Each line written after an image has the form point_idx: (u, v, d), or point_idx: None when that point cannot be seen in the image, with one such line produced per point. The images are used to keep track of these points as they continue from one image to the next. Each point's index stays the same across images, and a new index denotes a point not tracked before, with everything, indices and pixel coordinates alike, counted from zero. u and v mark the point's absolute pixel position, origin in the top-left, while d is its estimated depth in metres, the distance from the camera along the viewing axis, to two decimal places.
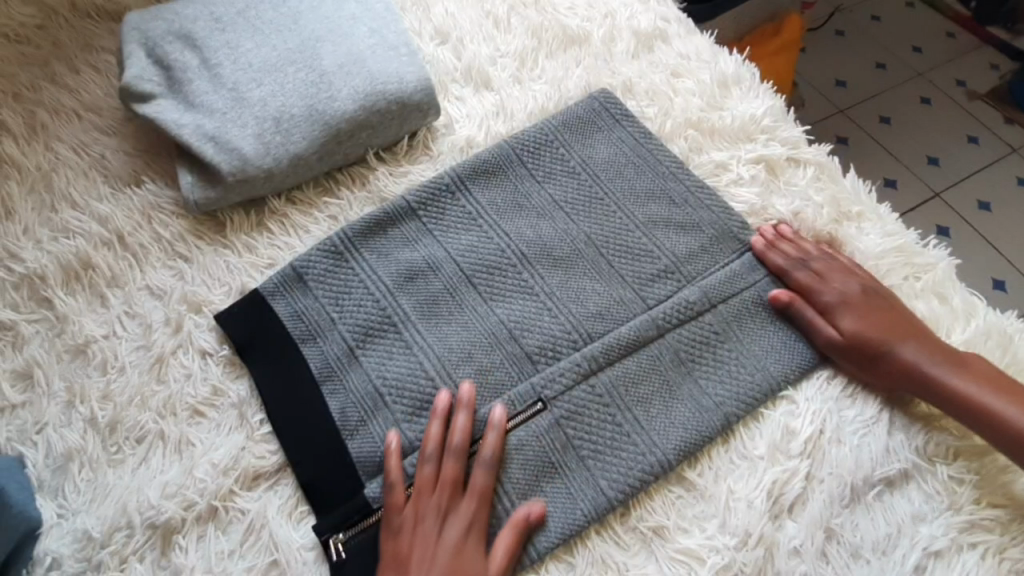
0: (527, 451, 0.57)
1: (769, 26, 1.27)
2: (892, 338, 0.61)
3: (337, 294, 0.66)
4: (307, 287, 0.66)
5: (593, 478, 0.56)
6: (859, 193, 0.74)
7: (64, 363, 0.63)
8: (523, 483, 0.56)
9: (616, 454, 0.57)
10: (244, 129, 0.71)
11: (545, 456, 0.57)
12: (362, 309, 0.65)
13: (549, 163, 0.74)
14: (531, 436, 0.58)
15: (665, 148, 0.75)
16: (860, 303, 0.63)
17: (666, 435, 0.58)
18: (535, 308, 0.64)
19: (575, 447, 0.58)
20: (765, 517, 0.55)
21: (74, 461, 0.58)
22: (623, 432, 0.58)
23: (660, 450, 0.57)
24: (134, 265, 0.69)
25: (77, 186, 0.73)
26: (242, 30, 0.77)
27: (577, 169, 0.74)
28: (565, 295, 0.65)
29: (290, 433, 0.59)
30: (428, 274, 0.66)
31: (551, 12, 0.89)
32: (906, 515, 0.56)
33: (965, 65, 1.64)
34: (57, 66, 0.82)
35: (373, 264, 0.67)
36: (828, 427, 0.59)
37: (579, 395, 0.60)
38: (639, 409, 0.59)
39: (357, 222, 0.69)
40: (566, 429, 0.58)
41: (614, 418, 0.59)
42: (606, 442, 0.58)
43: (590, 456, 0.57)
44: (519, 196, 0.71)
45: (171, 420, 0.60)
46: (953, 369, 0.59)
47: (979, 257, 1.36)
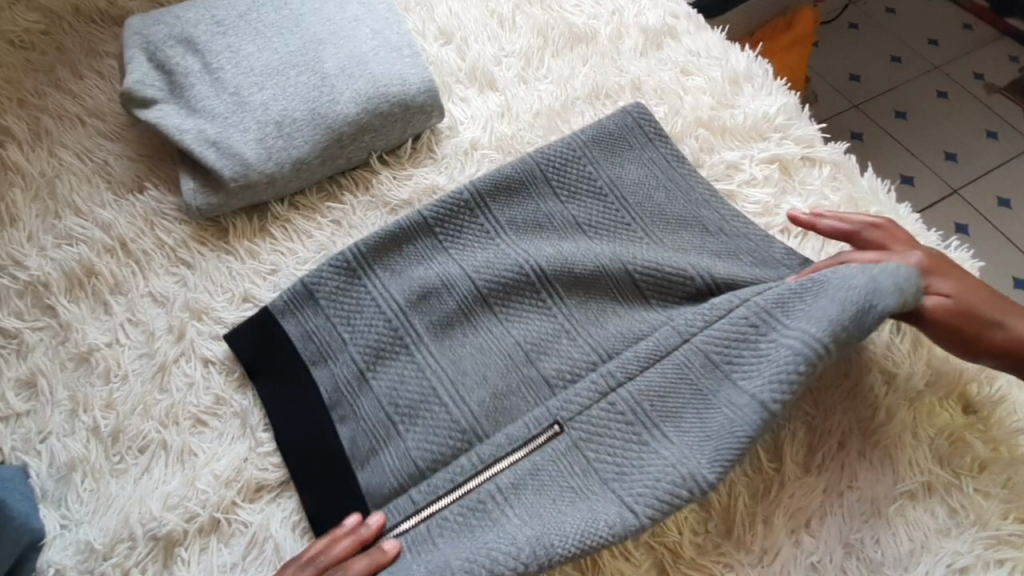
0: (543, 475, 0.55)
1: (780, 21, 1.24)
2: (988, 308, 0.59)
3: (350, 314, 0.64)
4: (318, 305, 0.64)
5: (617, 498, 0.53)
6: (876, 193, 0.72)
7: (67, 372, 0.63)
8: (538, 507, 0.53)
9: (640, 471, 0.53)
10: (245, 133, 0.70)
11: (565, 480, 0.54)
12: (374, 329, 0.63)
13: (575, 182, 0.71)
14: (547, 460, 0.55)
15: (698, 173, 0.72)
16: (951, 270, 0.60)
17: (695, 449, 0.54)
18: (552, 332, 0.62)
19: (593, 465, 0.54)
20: (780, 531, 0.53)
21: (77, 470, 0.58)
22: (649, 449, 0.55)
23: (689, 466, 0.53)
24: (136, 271, 0.68)
25: (81, 193, 0.73)
26: (243, 33, 0.76)
27: (604, 189, 0.70)
28: (584, 319, 0.63)
29: (297, 448, 0.58)
30: (443, 294, 0.64)
31: (557, 10, 0.87)
32: (930, 529, 0.53)
33: (985, 58, 1.59)
34: (61, 71, 0.82)
35: (386, 282, 0.65)
36: (846, 439, 0.57)
37: (599, 414, 0.56)
38: (666, 424, 0.55)
39: (370, 239, 0.67)
40: (583, 450, 0.55)
41: (638, 435, 0.55)
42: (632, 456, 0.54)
43: (612, 477, 0.54)
44: (540, 215, 0.69)
45: (173, 429, 0.59)
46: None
47: (999, 255, 1.32)
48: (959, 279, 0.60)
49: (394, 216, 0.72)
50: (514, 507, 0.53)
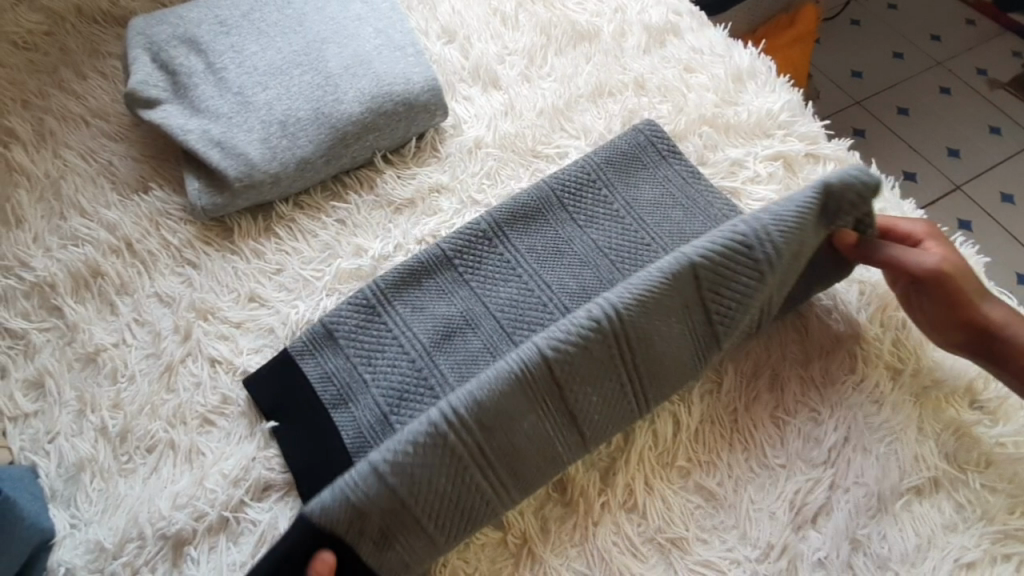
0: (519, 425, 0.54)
1: (783, 18, 1.24)
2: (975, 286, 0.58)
3: (370, 352, 0.62)
4: (339, 348, 0.62)
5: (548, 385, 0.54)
6: (881, 190, 0.72)
7: (75, 372, 0.63)
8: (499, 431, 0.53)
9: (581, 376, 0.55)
10: (250, 133, 0.70)
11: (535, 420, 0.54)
12: (397, 369, 0.60)
13: (591, 206, 0.69)
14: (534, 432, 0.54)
15: (714, 189, 0.70)
16: (940, 244, 0.60)
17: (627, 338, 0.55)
18: None
19: (551, 404, 0.54)
20: (787, 527, 0.53)
21: (86, 470, 0.58)
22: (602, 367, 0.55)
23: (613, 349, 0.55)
24: (142, 272, 0.69)
25: (86, 194, 0.73)
26: (247, 33, 0.76)
27: (621, 212, 0.68)
28: None
29: (303, 457, 0.58)
30: (468, 330, 0.62)
31: (560, 8, 0.87)
32: (937, 525, 0.53)
33: (987, 53, 1.59)
34: (64, 72, 0.82)
35: (408, 318, 0.63)
36: (852, 435, 0.57)
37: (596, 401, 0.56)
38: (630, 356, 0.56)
39: (390, 273, 0.65)
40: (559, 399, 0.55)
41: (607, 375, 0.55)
42: (602, 410, 0.56)
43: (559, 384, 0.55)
44: (560, 242, 0.67)
45: (181, 429, 0.60)
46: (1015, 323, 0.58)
47: (1002, 251, 1.32)
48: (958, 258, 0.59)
49: (398, 215, 0.72)
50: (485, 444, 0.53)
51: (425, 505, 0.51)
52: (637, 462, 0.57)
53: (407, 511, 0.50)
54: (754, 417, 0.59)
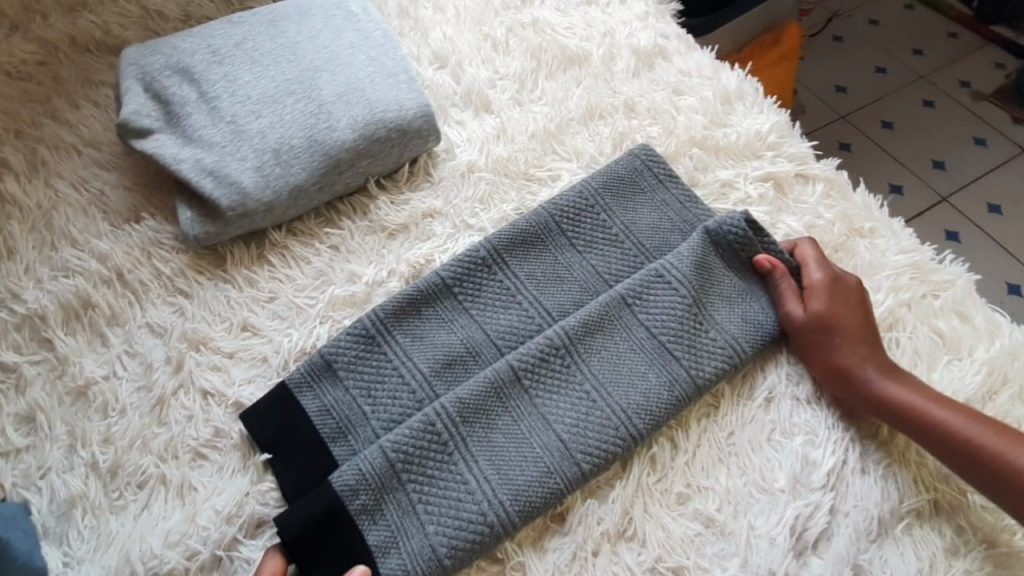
0: (498, 431, 0.58)
1: (768, 36, 1.26)
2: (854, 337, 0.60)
3: (369, 383, 0.61)
4: (339, 381, 0.61)
5: (527, 394, 0.59)
6: (870, 209, 0.73)
7: (65, 406, 0.62)
8: (478, 430, 0.58)
9: (554, 382, 0.60)
10: (243, 161, 0.71)
11: (511, 423, 0.58)
12: (397, 400, 0.60)
13: (590, 231, 0.69)
14: (511, 437, 0.58)
15: (711, 213, 0.71)
16: (837, 294, 0.62)
17: (592, 349, 0.61)
18: (580, 400, 0.59)
19: (531, 396, 0.59)
20: (788, 554, 0.53)
21: (76, 508, 0.57)
22: (573, 376, 0.60)
23: (581, 359, 0.61)
24: (134, 302, 0.68)
25: (77, 224, 0.73)
26: (240, 61, 0.77)
27: (619, 237, 0.69)
28: (612, 382, 0.60)
29: (299, 493, 0.57)
30: (469, 359, 0.62)
31: (549, 32, 0.88)
32: (937, 548, 0.53)
33: (969, 66, 1.62)
34: (57, 101, 0.82)
35: (408, 348, 0.63)
36: (851, 458, 0.57)
37: (579, 416, 0.58)
38: (600, 367, 0.61)
39: (389, 303, 0.64)
40: (536, 407, 0.59)
41: (579, 384, 0.60)
42: (581, 407, 0.59)
43: (535, 391, 0.60)
44: (560, 268, 0.67)
45: (173, 464, 0.59)
46: (898, 383, 0.58)
47: (991, 262, 1.34)
48: (853, 308, 0.62)
49: (392, 240, 0.72)
50: (468, 445, 0.57)
51: (416, 482, 0.56)
52: (637, 492, 0.56)
53: (400, 487, 0.55)
54: (751, 441, 0.58)
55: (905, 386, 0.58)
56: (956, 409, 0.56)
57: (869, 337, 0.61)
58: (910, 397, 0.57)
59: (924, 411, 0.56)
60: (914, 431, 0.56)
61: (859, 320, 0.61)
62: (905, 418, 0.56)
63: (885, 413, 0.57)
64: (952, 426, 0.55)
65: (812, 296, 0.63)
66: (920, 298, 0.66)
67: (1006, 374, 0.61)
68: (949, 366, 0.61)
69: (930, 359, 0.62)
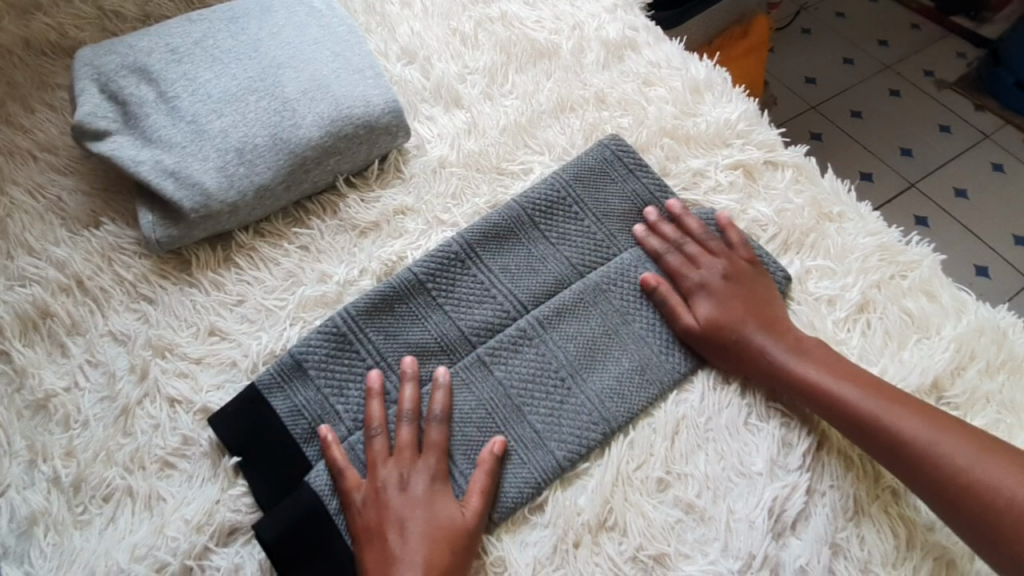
0: (469, 422, 0.58)
1: (737, 28, 1.27)
2: (737, 321, 0.61)
3: (342, 382, 0.60)
4: (313, 383, 0.60)
5: (499, 385, 0.59)
6: (838, 193, 0.74)
7: (24, 421, 0.60)
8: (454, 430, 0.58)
9: (527, 371, 0.60)
10: (205, 162, 0.69)
11: (486, 415, 0.58)
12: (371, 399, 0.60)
13: (562, 223, 0.69)
14: (481, 428, 0.58)
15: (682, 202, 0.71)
16: (721, 290, 0.64)
17: (565, 340, 0.62)
18: (553, 389, 0.60)
19: (505, 387, 0.59)
20: (767, 536, 0.53)
21: (37, 525, 0.55)
22: (546, 365, 0.61)
23: (553, 348, 0.61)
24: (95, 310, 0.66)
25: (34, 231, 0.70)
26: (200, 60, 0.75)
27: (592, 228, 0.69)
28: (585, 372, 0.61)
29: (272, 501, 0.56)
30: (444, 356, 0.61)
31: (518, 26, 0.88)
32: (913, 523, 0.54)
33: (932, 56, 1.66)
34: (10, 106, 0.79)
35: (381, 346, 0.62)
36: (825, 438, 0.58)
37: (552, 407, 0.59)
38: (574, 357, 0.61)
39: (360, 300, 0.63)
40: (510, 397, 0.59)
41: (554, 374, 0.60)
42: (556, 396, 0.59)
43: (508, 382, 0.60)
44: (533, 260, 0.67)
45: (139, 475, 0.57)
46: (842, 377, 0.57)
47: (959, 246, 1.37)
48: (741, 302, 0.63)
49: (363, 238, 0.71)
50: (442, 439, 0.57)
51: None
52: (617, 480, 0.56)
53: None
54: (729, 426, 0.58)
55: (845, 379, 0.57)
56: (917, 415, 0.54)
57: (770, 324, 0.61)
58: (839, 388, 0.56)
59: (885, 417, 0.54)
60: (890, 445, 0.54)
61: (756, 311, 0.62)
62: (875, 427, 0.55)
63: (813, 403, 0.57)
64: (908, 432, 0.54)
65: (686, 272, 0.65)
66: (889, 278, 0.67)
67: (973, 351, 0.62)
68: (919, 345, 0.62)
69: (901, 339, 0.63)
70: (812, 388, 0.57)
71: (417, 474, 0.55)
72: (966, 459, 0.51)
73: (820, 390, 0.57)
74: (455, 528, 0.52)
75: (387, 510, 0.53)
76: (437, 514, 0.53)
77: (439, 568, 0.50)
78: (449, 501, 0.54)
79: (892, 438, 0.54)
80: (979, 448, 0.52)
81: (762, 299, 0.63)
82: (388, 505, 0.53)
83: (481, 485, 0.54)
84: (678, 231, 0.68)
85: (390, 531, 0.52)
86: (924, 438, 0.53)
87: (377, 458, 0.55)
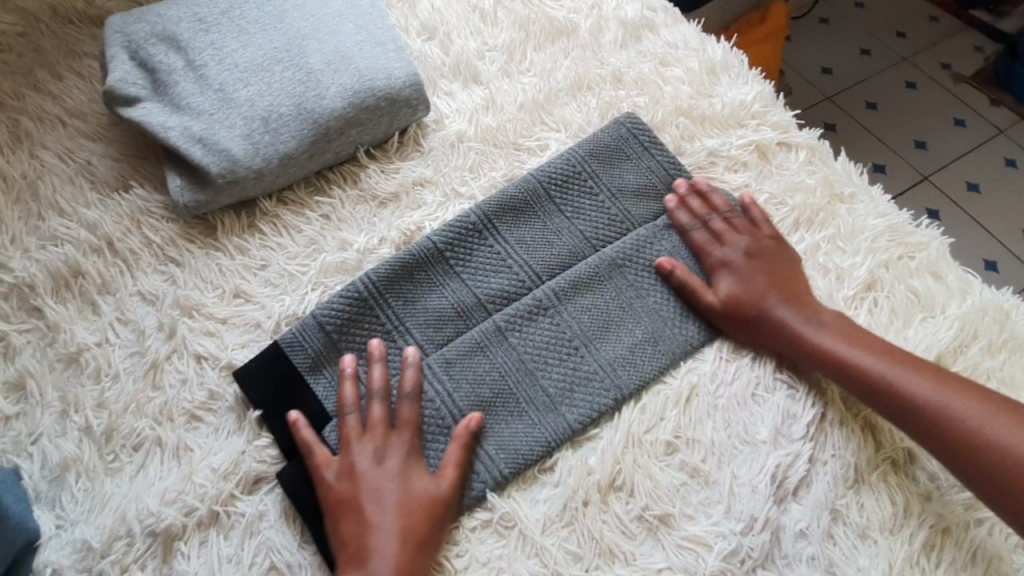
0: (483, 387, 0.60)
1: (754, 14, 1.27)
2: (766, 298, 0.63)
3: (362, 344, 0.63)
4: (337, 345, 0.62)
5: (516, 352, 0.61)
6: (850, 175, 0.75)
7: (57, 373, 0.62)
8: (470, 398, 0.60)
9: (543, 342, 0.62)
10: (232, 129, 0.70)
11: (502, 381, 0.60)
12: (390, 361, 0.62)
13: (578, 198, 0.70)
14: (495, 394, 0.60)
15: (694, 179, 0.73)
16: (745, 269, 0.65)
17: (580, 312, 0.63)
18: (567, 358, 0.62)
19: (519, 352, 0.61)
20: (769, 501, 0.55)
21: (71, 471, 0.58)
22: (562, 335, 0.63)
23: (568, 318, 0.63)
24: (125, 271, 0.68)
25: (65, 194, 0.72)
26: (226, 30, 0.76)
27: (607, 203, 0.70)
28: (599, 341, 0.62)
29: (296, 451, 0.59)
30: (459, 321, 0.63)
31: (537, 4, 0.88)
32: (909, 492, 0.56)
33: (950, 48, 1.65)
34: (40, 73, 0.81)
35: (401, 312, 0.64)
36: (829, 410, 0.59)
37: (562, 375, 0.61)
38: (590, 327, 0.63)
39: (381, 267, 0.65)
40: (525, 363, 0.61)
41: (567, 343, 0.62)
42: (569, 363, 0.61)
43: (524, 349, 0.62)
44: (549, 233, 0.68)
45: (168, 426, 0.60)
46: (875, 348, 0.59)
47: (968, 239, 1.38)
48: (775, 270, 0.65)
49: (383, 208, 0.73)
50: (456, 400, 0.60)
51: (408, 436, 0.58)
52: (627, 442, 0.58)
53: None
54: (737, 396, 0.60)
55: (844, 336, 0.60)
56: (975, 397, 0.56)
57: (793, 287, 0.64)
58: (851, 352, 0.59)
59: (921, 394, 0.56)
60: (902, 407, 0.56)
61: (772, 277, 0.65)
62: (891, 387, 0.57)
63: (823, 360, 0.59)
64: (946, 406, 0.55)
65: (725, 232, 0.68)
66: (897, 259, 0.68)
67: (977, 330, 0.63)
68: (924, 323, 0.64)
69: (907, 317, 0.64)
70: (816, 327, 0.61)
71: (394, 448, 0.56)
72: (1014, 443, 0.53)
73: (844, 356, 0.59)
74: (433, 499, 0.54)
75: (362, 482, 0.55)
76: (410, 488, 0.54)
77: (417, 532, 0.52)
78: (423, 476, 0.55)
79: (930, 416, 0.55)
80: (998, 410, 0.55)
81: (785, 272, 0.65)
82: (363, 479, 0.55)
83: (456, 460, 0.56)
84: (705, 205, 0.69)
85: (371, 499, 0.54)
86: (974, 421, 0.54)
87: (351, 436, 0.57)
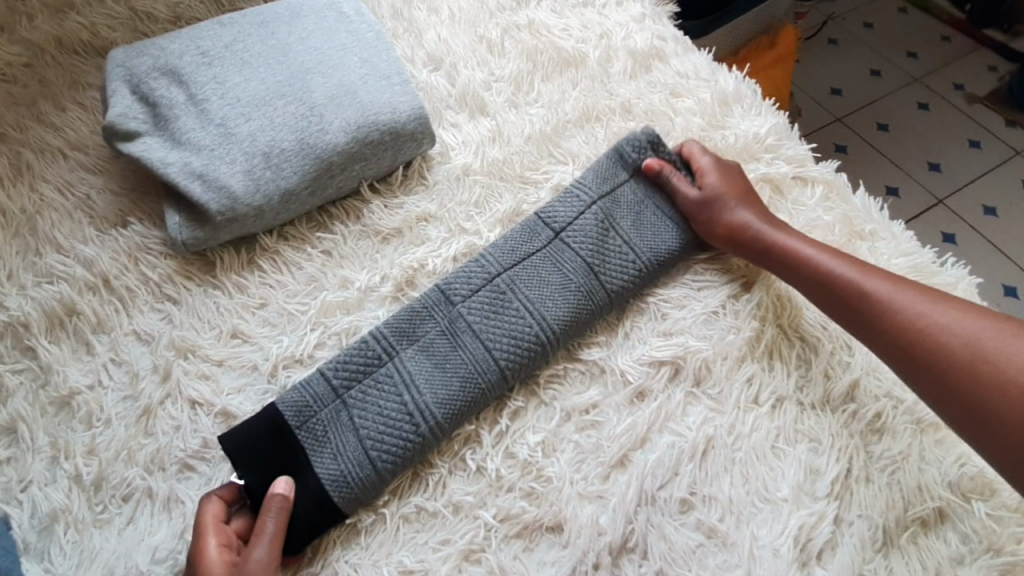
0: (436, 359, 0.60)
1: (764, 39, 1.26)
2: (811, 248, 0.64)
3: (366, 401, 0.58)
4: (341, 402, 0.58)
5: (478, 334, 0.61)
6: (870, 211, 0.72)
7: (48, 417, 0.60)
8: (420, 367, 0.60)
9: (506, 320, 0.62)
10: (232, 165, 0.69)
11: (454, 354, 0.60)
12: (385, 404, 0.58)
13: (581, 231, 0.67)
14: (437, 361, 0.60)
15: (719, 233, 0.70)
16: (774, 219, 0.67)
17: (547, 300, 0.63)
18: (513, 326, 0.61)
19: (479, 340, 0.61)
20: (792, 565, 0.52)
21: (59, 522, 0.55)
22: (522, 316, 0.62)
23: (538, 311, 0.62)
24: (121, 309, 0.66)
25: (62, 229, 0.71)
26: (229, 64, 0.75)
27: (612, 236, 0.67)
28: (543, 305, 0.63)
29: None
30: (458, 358, 0.60)
31: (545, 34, 0.87)
32: (944, 556, 0.53)
33: (963, 69, 1.63)
34: (43, 104, 0.81)
35: (413, 364, 0.60)
36: (855, 465, 0.56)
37: (504, 338, 0.61)
38: (543, 300, 0.63)
39: (394, 320, 0.62)
40: (478, 338, 0.61)
41: (522, 316, 0.62)
42: (514, 324, 0.62)
43: (481, 327, 0.62)
44: (553, 266, 0.65)
45: (159, 476, 0.57)
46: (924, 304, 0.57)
47: (988, 265, 1.34)
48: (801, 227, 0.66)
49: (385, 244, 0.71)
50: (410, 370, 0.60)
51: (356, 404, 0.58)
52: (640, 500, 0.55)
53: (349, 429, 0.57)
54: (756, 449, 0.57)
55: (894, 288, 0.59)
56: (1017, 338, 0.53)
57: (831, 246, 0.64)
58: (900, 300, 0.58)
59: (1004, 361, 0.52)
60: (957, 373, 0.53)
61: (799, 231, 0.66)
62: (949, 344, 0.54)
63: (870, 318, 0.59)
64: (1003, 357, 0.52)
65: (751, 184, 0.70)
66: None
67: None
68: None
69: None
70: (855, 301, 0.60)
71: (214, 562, 0.50)
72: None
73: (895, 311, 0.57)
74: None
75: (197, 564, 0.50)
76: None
77: None
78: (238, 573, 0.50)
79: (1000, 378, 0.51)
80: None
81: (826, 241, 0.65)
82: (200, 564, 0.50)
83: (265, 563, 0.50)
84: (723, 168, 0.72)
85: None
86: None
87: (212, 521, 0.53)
